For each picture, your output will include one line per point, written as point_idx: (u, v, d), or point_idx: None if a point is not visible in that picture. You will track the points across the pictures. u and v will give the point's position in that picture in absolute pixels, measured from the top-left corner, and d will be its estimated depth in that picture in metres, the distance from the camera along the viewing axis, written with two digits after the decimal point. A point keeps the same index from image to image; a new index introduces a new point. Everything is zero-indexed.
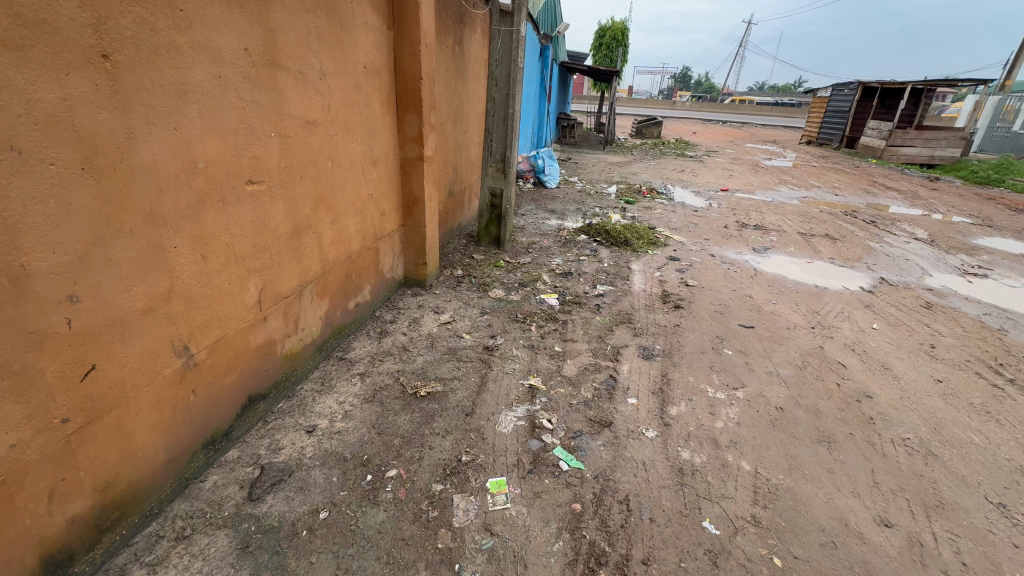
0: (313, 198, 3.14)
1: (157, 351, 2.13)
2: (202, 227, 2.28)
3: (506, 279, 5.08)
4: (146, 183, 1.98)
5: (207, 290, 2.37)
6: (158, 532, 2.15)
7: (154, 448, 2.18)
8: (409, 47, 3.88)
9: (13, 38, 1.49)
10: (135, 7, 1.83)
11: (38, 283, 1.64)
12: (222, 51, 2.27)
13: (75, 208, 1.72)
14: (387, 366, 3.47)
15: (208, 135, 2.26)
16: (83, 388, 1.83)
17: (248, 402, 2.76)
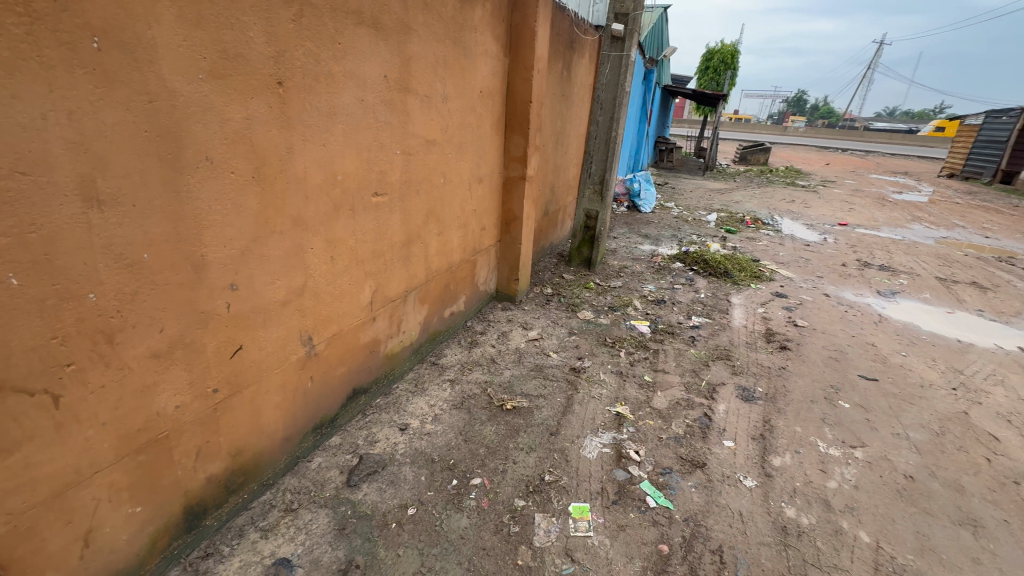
0: (424, 211, 3.37)
1: (288, 339, 2.40)
2: (334, 232, 2.56)
3: (595, 301, 5.03)
4: (297, 191, 2.27)
5: (332, 288, 2.63)
6: (271, 502, 2.39)
7: (276, 425, 2.44)
8: (522, 73, 4.07)
9: (218, 69, 1.80)
10: (305, 41, 2.14)
11: (211, 271, 1.93)
12: (366, 77, 2.55)
13: (243, 211, 2.01)
14: (476, 375, 3.58)
15: (347, 151, 2.53)
16: (230, 364, 2.12)
17: (352, 394, 3.00)
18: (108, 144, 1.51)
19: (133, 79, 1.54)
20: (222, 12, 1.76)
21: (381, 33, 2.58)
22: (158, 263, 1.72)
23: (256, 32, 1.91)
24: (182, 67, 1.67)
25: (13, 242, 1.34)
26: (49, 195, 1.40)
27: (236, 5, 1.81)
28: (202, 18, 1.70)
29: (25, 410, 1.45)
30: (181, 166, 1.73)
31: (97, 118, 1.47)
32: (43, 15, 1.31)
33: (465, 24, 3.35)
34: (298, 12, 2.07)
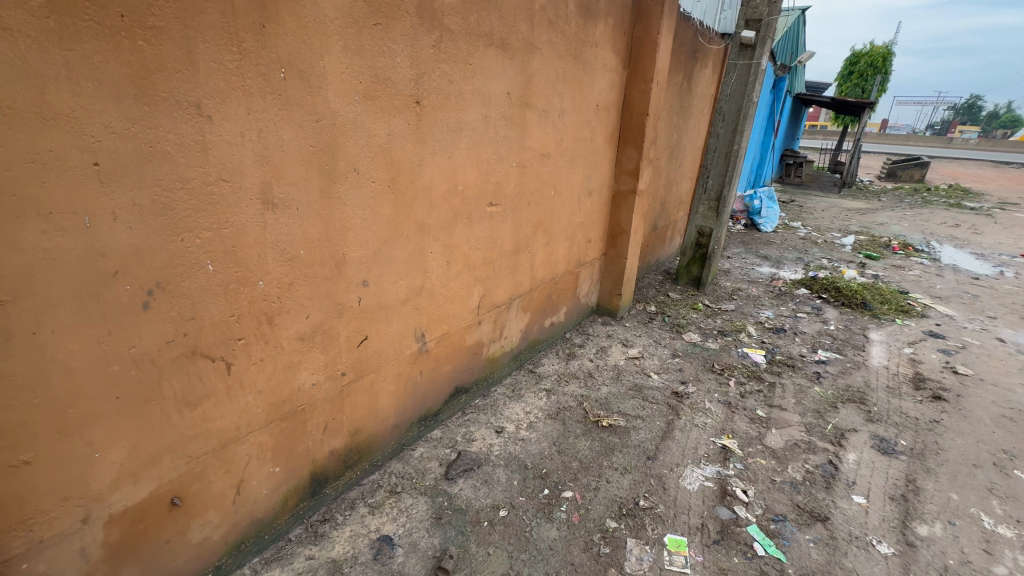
0: (534, 221, 3.46)
1: (404, 334, 2.61)
2: (452, 238, 2.74)
3: (703, 324, 4.73)
4: (423, 200, 2.48)
5: (445, 290, 2.81)
6: (379, 482, 2.61)
7: (388, 412, 2.67)
8: (640, 85, 4.01)
9: (370, 91, 2.04)
10: (442, 64, 2.34)
11: (350, 268, 2.19)
12: (491, 95, 2.71)
13: (378, 216, 2.25)
14: (572, 388, 3.56)
15: (469, 164, 2.71)
16: (357, 352, 2.36)
17: (455, 392, 3.16)
18: (284, 156, 1.79)
19: (306, 102, 1.81)
20: (377, 42, 2.01)
21: (507, 53, 2.73)
22: (310, 258, 1.99)
23: (403, 58, 2.14)
24: (343, 90, 1.93)
25: (213, 235, 1.65)
26: (239, 197, 1.69)
27: (388, 34, 2.05)
28: (361, 48, 1.95)
29: (207, 373, 1.77)
30: (335, 176, 2.00)
31: (278, 135, 1.76)
32: (250, 52, 1.61)
33: (587, 40, 3.41)
34: (438, 37, 2.28)
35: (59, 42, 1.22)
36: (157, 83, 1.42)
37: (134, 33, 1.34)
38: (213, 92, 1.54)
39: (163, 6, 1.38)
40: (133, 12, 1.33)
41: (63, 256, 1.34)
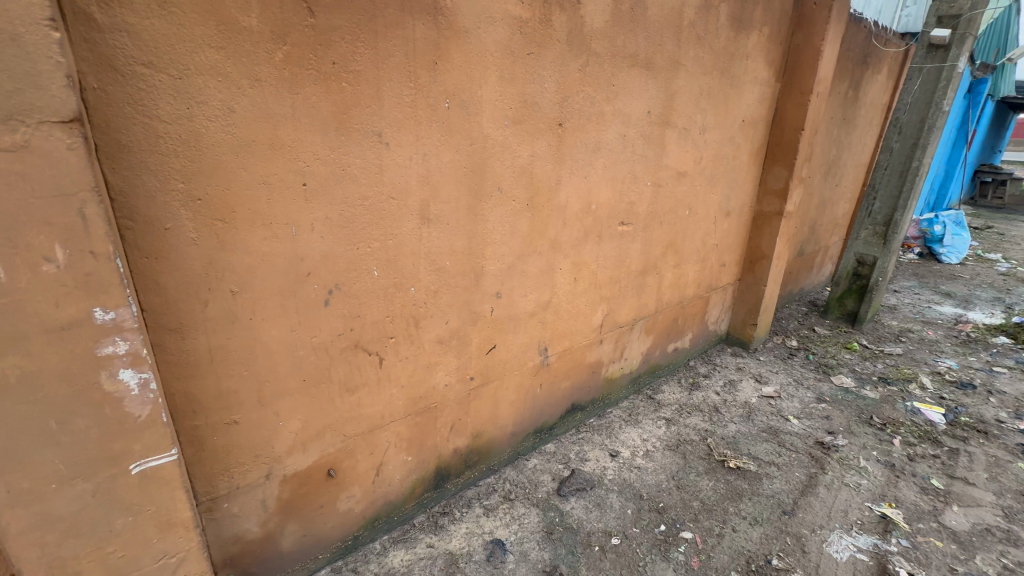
0: (665, 242, 3.33)
1: (529, 346, 2.70)
2: (581, 256, 2.77)
3: (859, 367, 4.08)
4: (558, 218, 2.55)
5: (571, 307, 2.85)
6: (494, 485, 2.71)
7: (508, 419, 2.77)
8: (796, 97, 3.65)
9: (519, 116, 2.17)
10: (586, 87, 2.40)
11: (486, 280, 2.33)
12: (631, 114, 2.69)
13: (515, 232, 2.36)
14: (695, 421, 3.33)
15: (604, 183, 2.72)
16: (486, 359, 2.50)
17: (571, 408, 3.16)
18: (441, 177, 1.99)
19: (464, 128, 2.00)
20: (529, 69, 2.13)
21: (651, 72, 2.70)
22: (454, 269, 2.17)
23: (550, 83, 2.24)
24: (496, 116, 2.09)
25: (380, 246, 1.89)
26: (403, 213, 1.92)
27: (540, 62, 2.16)
28: (514, 76, 2.09)
29: (364, 365, 2.02)
30: (482, 195, 2.16)
31: (439, 158, 1.96)
32: (424, 86, 1.82)
33: (737, 53, 3.21)
34: (585, 61, 2.34)
35: (289, 88, 1.52)
36: (353, 118, 1.68)
37: (340, 77, 1.62)
38: (392, 123, 1.79)
39: (363, 54, 1.64)
40: (341, 60, 1.60)
41: (275, 258, 1.64)
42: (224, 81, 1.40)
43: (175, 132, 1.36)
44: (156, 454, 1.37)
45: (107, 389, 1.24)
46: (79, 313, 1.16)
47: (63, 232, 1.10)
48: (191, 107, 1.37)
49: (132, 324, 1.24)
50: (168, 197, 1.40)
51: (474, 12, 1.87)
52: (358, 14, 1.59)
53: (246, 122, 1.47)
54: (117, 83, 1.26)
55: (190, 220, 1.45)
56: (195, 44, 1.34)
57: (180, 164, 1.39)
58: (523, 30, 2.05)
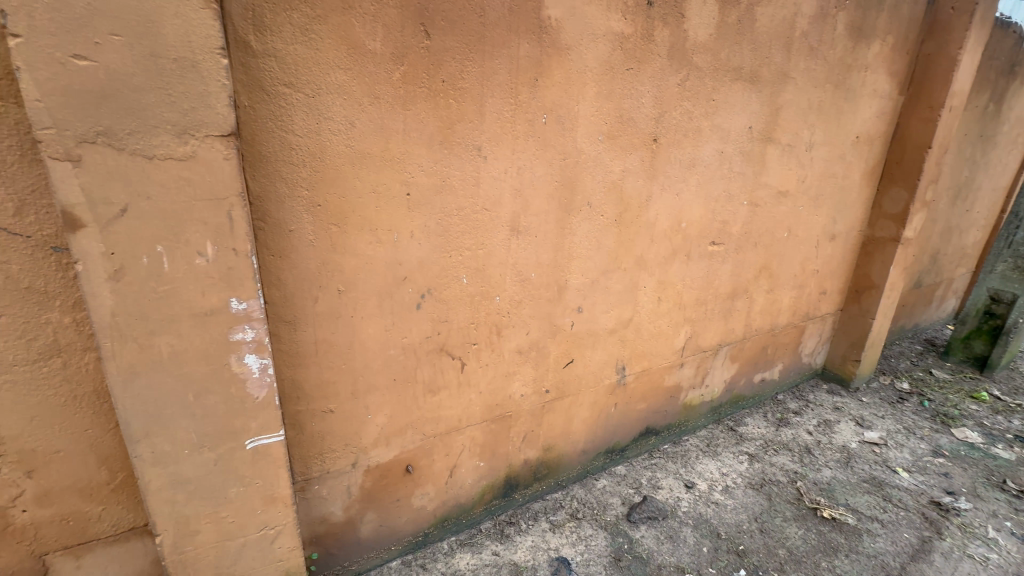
0: (759, 265, 3.12)
1: (606, 364, 2.64)
2: (667, 275, 2.67)
3: (989, 421, 3.54)
4: (646, 235, 2.48)
5: (652, 327, 2.75)
6: (562, 502, 2.67)
7: (579, 436, 2.72)
8: (923, 112, 3.28)
9: (613, 131, 2.16)
10: (684, 102, 2.33)
11: (569, 294, 2.33)
12: (731, 130, 2.57)
13: (601, 248, 2.34)
14: (783, 461, 3.06)
15: (696, 201, 2.61)
16: (562, 372, 2.49)
17: (645, 431, 3.04)
18: (533, 191, 2.03)
19: (558, 143, 2.02)
20: (627, 85, 2.12)
21: (756, 86, 2.56)
22: (538, 281, 2.20)
23: (648, 98, 2.21)
24: (591, 132, 2.09)
25: (471, 255, 1.96)
26: (494, 224, 1.98)
27: (638, 78, 2.14)
28: (612, 92, 2.09)
29: (447, 368, 2.09)
30: (571, 209, 2.16)
31: (532, 172, 2.00)
32: (523, 102, 1.87)
33: (855, 64, 2.95)
34: (685, 76, 2.28)
35: (403, 105, 1.64)
36: (456, 133, 1.77)
37: (448, 94, 1.71)
38: (491, 137, 1.85)
39: (470, 72, 1.72)
40: (450, 78, 1.69)
41: (377, 262, 1.76)
42: (349, 99, 1.54)
43: (305, 145, 1.52)
44: (267, 433, 1.51)
45: (235, 370, 1.40)
46: (220, 302, 1.32)
47: (214, 231, 1.26)
48: (319, 123, 1.52)
49: (260, 315, 1.39)
50: (295, 203, 1.55)
51: (576, 30, 1.90)
52: (468, 35, 1.68)
53: (363, 136, 1.60)
54: (263, 102, 1.42)
55: (310, 223, 1.59)
56: (328, 67, 1.48)
57: (306, 174, 1.54)
58: (624, 46, 2.04)
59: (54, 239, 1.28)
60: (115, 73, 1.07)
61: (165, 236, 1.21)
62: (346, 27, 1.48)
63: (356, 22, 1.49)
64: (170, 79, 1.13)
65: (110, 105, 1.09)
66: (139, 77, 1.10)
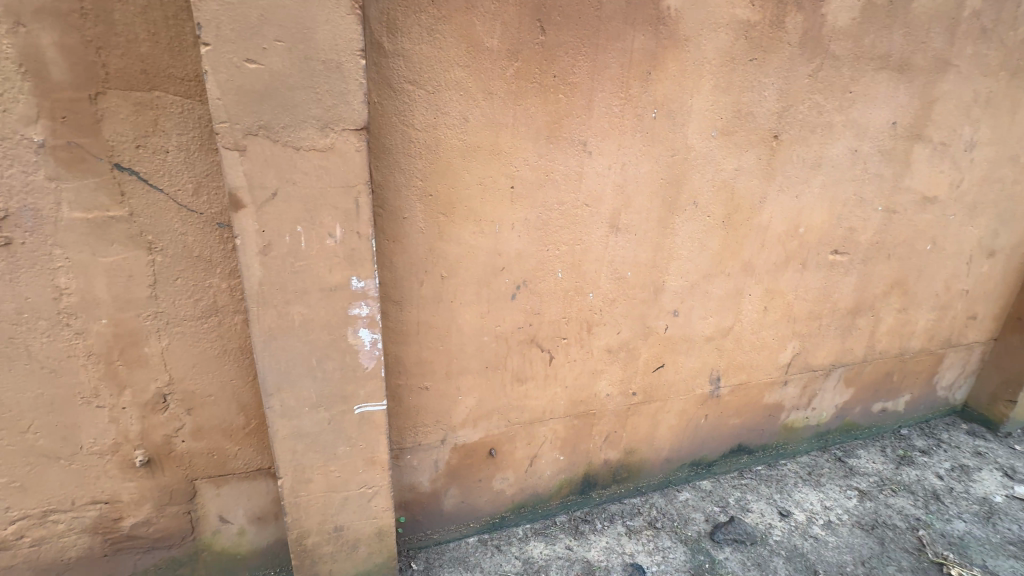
0: (891, 280, 2.75)
1: (700, 372, 2.51)
2: (777, 284, 2.46)
3: None
4: (756, 239, 2.30)
5: (755, 338, 2.56)
6: (640, 508, 2.60)
7: (664, 444, 2.62)
8: None
9: (728, 127, 2.03)
10: (814, 94, 2.11)
11: (665, 296, 2.24)
12: (868, 126, 2.28)
13: (704, 250, 2.22)
14: (902, 504, 2.70)
15: (819, 205, 2.36)
16: (651, 376, 2.41)
17: (736, 448, 2.84)
18: (636, 188, 1.98)
19: (667, 139, 1.94)
20: (749, 77, 1.97)
21: (905, 75, 2.24)
22: (634, 280, 2.14)
23: (772, 91, 2.04)
24: (704, 128, 1.98)
25: (568, 250, 1.97)
26: (594, 220, 1.96)
27: (763, 69, 1.98)
28: (731, 85, 1.96)
29: (536, 359, 2.13)
30: (675, 208, 2.08)
31: (638, 168, 1.95)
32: (634, 96, 1.83)
33: None
34: (818, 66, 2.06)
35: (515, 100, 1.68)
36: (563, 128, 1.78)
37: (558, 89, 1.72)
38: (598, 132, 1.83)
39: (582, 66, 1.72)
40: (562, 73, 1.70)
41: (478, 251, 1.84)
42: (465, 95, 1.62)
43: (422, 138, 1.62)
44: (373, 402, 1.66)
45: (350, 341, 1.55)
46: (343, 279, 1.47)
47: (343, 215, 1.41)
48: (437, 117, 1.62)
49: (375, 294, 1.53)
50: (409, 192, 1.67)
51: (697, 19, 1.80)
52: (584, 29, 1.67)
53: (476, 130, 1.67)
54: (389, 98, 1.54)
55: (421, 212, 1.71)
56: (448, 64, 1.57)
57: (421, 166, 1.65)
58: (749, 35, 1.90)
59: (219, 216, 1.51)
60: (276, 74, 1.23)
61: (305, 218, 1.38)
62: (468, 25, 1.55)
63: (477, 21, 1.55)
64: (318, 78, 1.27)
65: (270, 102, 1.26)
66: (295, 78, 1.25)
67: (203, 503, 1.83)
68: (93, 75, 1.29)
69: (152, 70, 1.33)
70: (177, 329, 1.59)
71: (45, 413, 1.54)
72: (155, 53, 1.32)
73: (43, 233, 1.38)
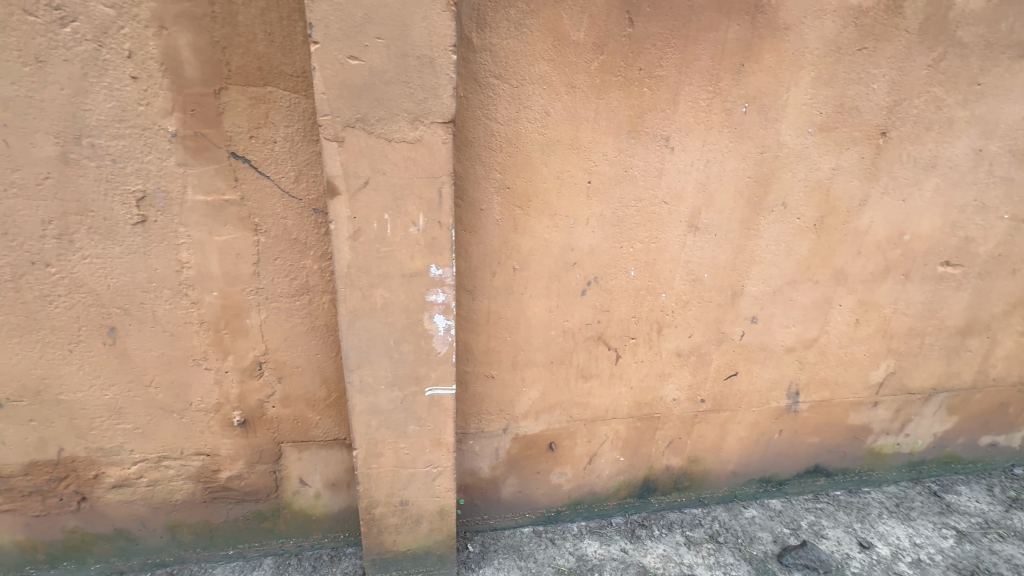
0: (1015, 297, 2.42)
1: (777, 384, 2.36)
2: (873, 295, 2.25)
3: None
4: (852, 245, 2.12)
5: (843, 353, 2.36)
6: (701, 519, 2.49)
7: (731, 456, 2.50)
8: None
9: (828, 122, 1.88)
10: (933, 87, 1.90)
11: (744, 301, 2.13)
12: (998, 123, 2.02)
13: (791, 254, 2.08)
14: (1012, 551, 2.38)
15: (930, 210, 2.13)
16: (723, 384, 2.30)
17: (812, 468, 2.65)
18: (719, 186, 1.89)
19: (758, 135, 1.84)
20: (856, 68, 1.81)
21: None
22: (711, 283, 2.05)
23: (882, 84, 1.86)
24: (800, 123, 1.85)
25: (642, 248, 1.93)
26: (672, 219, 1.90)
27: (873, 59, 1.81)
28: (834, 77, 1.81)
29: (602, 357, 2.10)
30: (761, 208, 1.96)
31: (722, 166, 1.86)
32: (724, 90, 1.74)
33: None
34: (941, 54, 1.85)
35: (597, 94, 1.66)
36: (646, 122, 1.73)
37: (643, 83, 1.68)
38: (683, 127, 1.77)
39: (670, 59, 1.66)
40: (648, 66, 1.66)
41: (551, 245, 1.85)
42: (548, 89, 1.63)
43: (503, 131, 1.65)
44: (443, 385, 1.73)
45: (426, 326, 1.62)
46: (423, 267, 1.54)
47: (427, 205, 1.47)
48: (519, 111, 1.64)
49: (451, 282, 1.58)
50: (488, 184, 1.71)
51: (801, 6, 1.68)
52: (674, 20, 1.62)
53: (556, 124, 1.68)
54: (475, 92, 1.59)
55: (499, 204, 1.74)
56: (533, 58, 1.58)
57: (501, 159, 1.68)
58: (859, 22, 1.74)
59: (316, 203, 1.63)
60: (375, 70, 1.31)
61: (392, 207, 1.46)
62: (556, 19, 1.55)
63: (565, 15, 1.55)
64: (412, 74, 1.33)
65: (368, 96, 1.34)
66: (391, 73, 1.32)
67: (287, 465, 2.00)
68: (218, 72, 1.44)
69: (267, 67, 1.46)
70: (274, 305, 1.74)
71: (164, 371, 1.76)
72: (270, 51, 1.45)
73: (171, 213, 1.56)
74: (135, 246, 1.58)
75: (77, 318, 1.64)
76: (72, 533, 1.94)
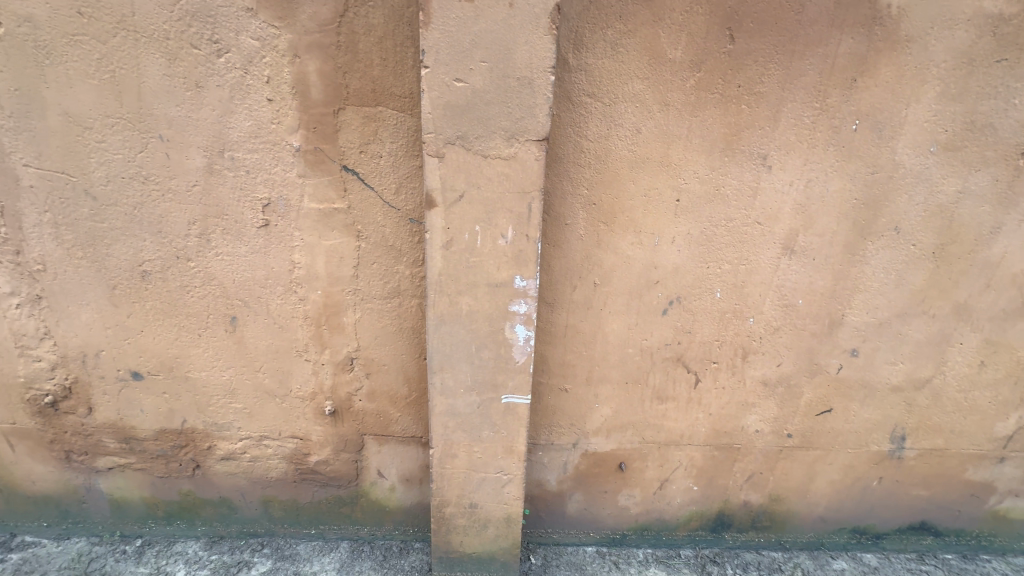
0: None
1: (878, 426, 2.14)
2: (1003, 335, 1.98)
3: None
4: (978, 277, 1.89)
5: (962, 397, 2.09)
6: (782, 564, 2.27)
7: (820, 499, 2.30)
8: None
9: (954, 141, 1.70)
10: None
11: (843, 332, 1.97)
12: None
13: (902, 284, 1.89)
14: None
15: None
16: (813, 420, 2.13)
17: (917, 524, 2.36)
18: (821, 207, 1.77)
19: (868, 154, 1.71)
20: (992, 82, 1.63)
21: None
22: (806, 310, 1.92)
23: None
24: (920, 142, 1.70)
25: (731, 269, 1.85)
26: (765, 240, 1.81)
27: (1015, 71, 1.62)
28: (964, 91, 1.64)
29: (680, 379, 2.04)
30: (869, 233, 1.81)
31: (825, 186, 1.74)
32: (831, 106, 1.64)
33: None
34: None
35: (692, 111, 1.64)
36: (742, 139, 1.68)
37: (742, 99, 1.63)
38: (783, 145, 1.69)
39: (772, 75, 1.60)
40: (748, 83, 1.61)
41: (634, 262, 1.83)
42: (641, 106, 1.63)
43: (593, 148, 1.67)
44: (518, 394, 1.77)
45: (507, 335, 1.68)
46: (508, 277, 1.60)
47: (516, 218, 1.53)
48: (610, 129, 1.65)
49: (534, 294, 1.62)
50: (574, 200, 1.74)
51: (926, 17, 1.55)
52: (779, 35, 1.56)
53: (647, 141, 1.67)
54: (567, 110, 1.63)
55: (583, 219, 1.76)
56: (628, 76, 1.59)
57: (589, 175, 1.71)
58: (999, 31, 1.57)
59: (412, 213, 1.75)
60: (477, 91, 1.40)
61: (483, 219, 1.53)
62: (653, 38, 1.56)
63: (663, 33, 1.55)
64: (512, 94, 1.40)
65: (469, 115, 1.42)
66: (492, 94, 1.40)
67: (368, 456, 2.14)
68: (338, 94, 1.61)
69: (380, 89, 1.60)
70: (368, 305, 1.88)
71: (271, 359, 1.96)
72: (384, 75, 1.59)
73: (289, 218, 1.75)
74: (258, 246, 1.79)
75: (207, 307, 1.88)
76: (186, 495, 2.20)
